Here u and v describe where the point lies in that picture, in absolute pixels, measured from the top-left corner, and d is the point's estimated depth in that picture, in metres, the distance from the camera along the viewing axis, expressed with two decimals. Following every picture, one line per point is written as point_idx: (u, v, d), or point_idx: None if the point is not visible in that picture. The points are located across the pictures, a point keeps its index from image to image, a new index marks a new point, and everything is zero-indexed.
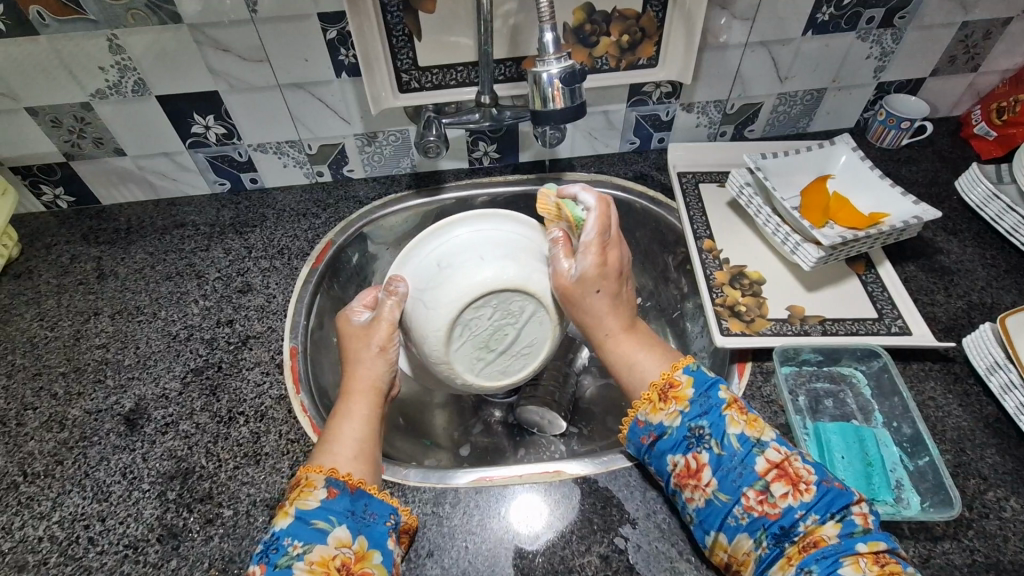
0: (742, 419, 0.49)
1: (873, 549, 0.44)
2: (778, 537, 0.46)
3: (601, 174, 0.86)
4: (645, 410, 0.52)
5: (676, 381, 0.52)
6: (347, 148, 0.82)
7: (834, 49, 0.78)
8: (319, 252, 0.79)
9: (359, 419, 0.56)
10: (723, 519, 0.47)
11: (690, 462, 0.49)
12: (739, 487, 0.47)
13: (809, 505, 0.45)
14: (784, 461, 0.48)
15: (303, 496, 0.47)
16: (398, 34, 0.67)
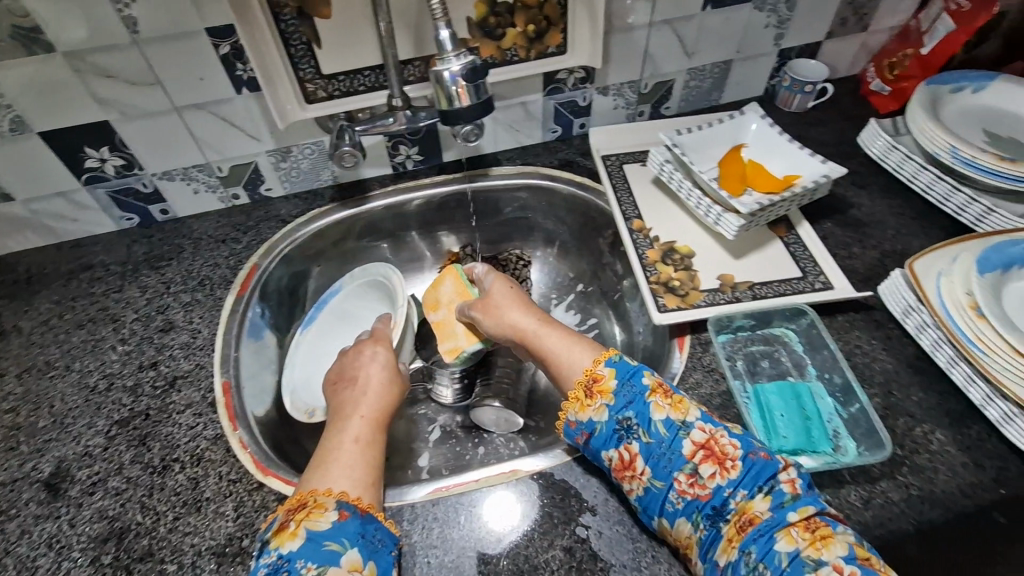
0: (665, 403, 0.51)
1: (803, 517, 0.44)
2: (712, 517, 0.46)
3: (527, 165, 0.86)
4: (575, 410, 0.54)
5: (600, 376, 0.54)
6: (261, 166, 0.78)
7: (734, 21, 0.80)
8: (244, 278, 0.75)
9: (364, 443, 0.54)
10: (663, 506, 0.48)
11: (624, 455, 0.51)
12: (670, 472, 0.48)
13: (736, 481, 0.46)
14: (709, 440, 0.49)
15: (313, 518, 0.46)
16: (296, 43, 0.64)
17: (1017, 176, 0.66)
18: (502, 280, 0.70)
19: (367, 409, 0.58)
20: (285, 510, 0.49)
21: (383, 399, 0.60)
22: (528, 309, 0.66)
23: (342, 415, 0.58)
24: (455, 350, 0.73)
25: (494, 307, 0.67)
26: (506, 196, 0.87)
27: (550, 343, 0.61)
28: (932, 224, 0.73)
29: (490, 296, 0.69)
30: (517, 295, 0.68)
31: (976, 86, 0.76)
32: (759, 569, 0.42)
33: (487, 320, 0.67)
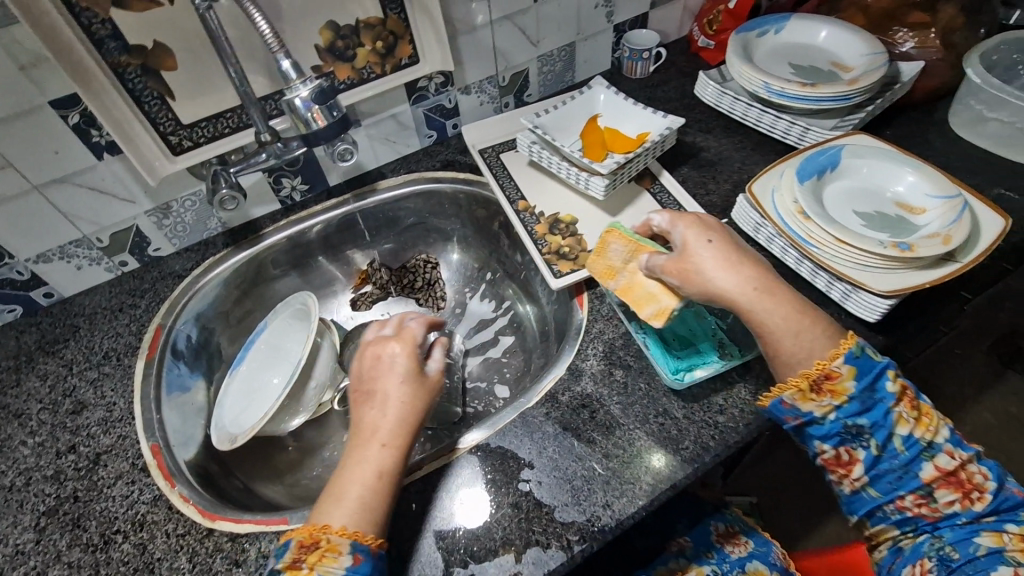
0: (914, 420, 0.53)
1: (1020, 531, 0.52)
2: (927, 532, 0.55)
3: (412, 173, 0.90)
4: (795, 395, 0.54)
5: (836, 372, 0.53)
6: (143, 228, 0.77)
7: (565, 7, 0.88)
8: (150, 341, 0.74)
9: (369, 473, 0.53)
10: (872, 510, 0.56)
11: (841, 454, 0.55)
12: (894, 490, 0.54)
13: (975, 512, 0.53)
14: (957, 468, 0.53)
15: (328, 562, 0.48)
16: (148, 99, 0.65)
17: (819, 97, 0.77)
18: (710, 231, 0.58)
19: (386, 433, 0.55)
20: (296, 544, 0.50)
21: (395, 418, 0.56)
22: (750, 261, 0.57)
23: (357, 440, 0.56)
24: (663, 312, 0.59)
25: (694, 258, 0.56)
26: (398, 206, 0.90)
27: (772, 336, 0.54)
28: (767, 151, 0.84)
29: (689, 254, 0.57)
30: (724, 247, 0.57)
31: (777, 27, 0.88)
32: (945, 548, 0.53)
33: (684, 286, 0.56)
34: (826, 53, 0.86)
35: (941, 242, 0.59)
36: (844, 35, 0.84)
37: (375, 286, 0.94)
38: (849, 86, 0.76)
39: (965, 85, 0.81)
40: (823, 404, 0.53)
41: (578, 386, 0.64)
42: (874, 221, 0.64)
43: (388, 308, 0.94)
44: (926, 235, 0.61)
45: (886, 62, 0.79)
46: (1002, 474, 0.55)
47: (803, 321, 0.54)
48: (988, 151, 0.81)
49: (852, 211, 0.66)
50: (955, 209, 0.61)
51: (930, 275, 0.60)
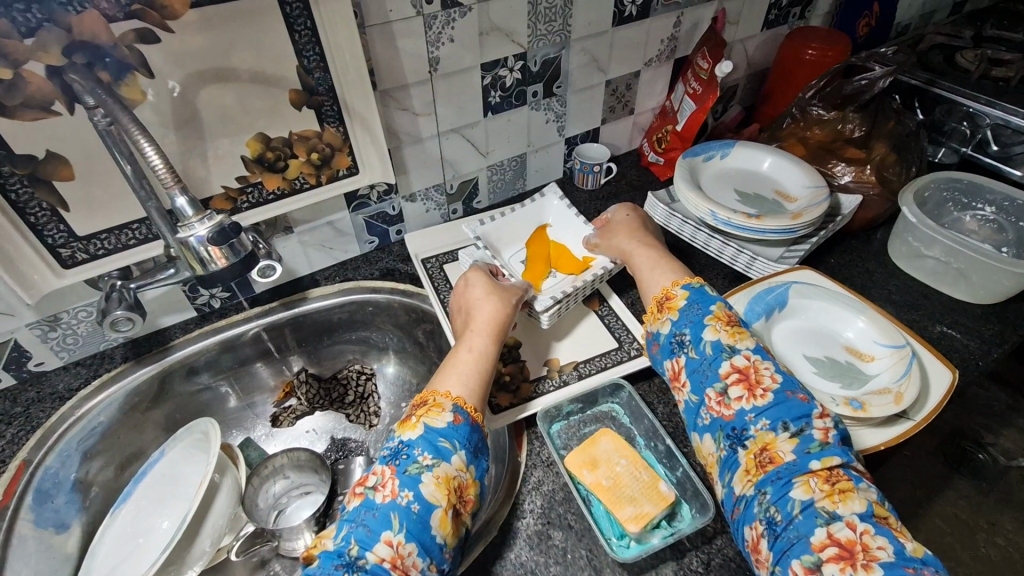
0: (722, 329, 0.56)
1: (827, 466, 0.46)
2: (732, 439, 0.50)
3: (348, 281, 0.84)
4: (651, 322, 0.62)
5: (673, 295, 0.61)
6: (23, 342, 0.67)
7: (516, 122, 0.87)
8: (9, 483, 0.62)
9: (478, 352, 0.60)
10: (697, 419, 0.54)
11: (674, 367, 0.58)
12: (705, 388, 0.54)
13: (762, 410, 0.50)
14: (749, 367, 0.53)
15: (433, 414, 0.52)
16: (35, 211, 0.57)
17: (764, 229, 0.76)
18: (632, 211, 0.77)
19: (481, 327, 0.63)
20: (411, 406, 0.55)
21: (499, 307, 0.65)
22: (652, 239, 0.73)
23: (467, 333, 0.63)
24: (642, 518, 0.54)
25: (613, 224, 0.76)
26: (332, 315, 0.83)
27: (635, 260, 0.70)
28: (716, 275, 0.83)
29: (610, 221, 0.77)
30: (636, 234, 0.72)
31: (722, 153, 0.90)
32: (770, 509, 0.46)
33: (602, 246, 0.75)
34: (770, 180, 0.87)
35: (893, 400, 0.56)
36: (786, 166, 0.86)
37: (300, 401, 0.85)
38: (793, 220, 0.76)
39: (901, 221, 0.83)
40: (662, 320, 0.61)
41: (511, 552, 0.55)
42: (824, 368, 0.61)
43: (314, 424, 0.85)
44: (875, 389, 0.58)
45: (827, 197, 0.80)
46: (803, 391, 0.52)
47: (674, 262, 0.67)
48: (927, 285, 0.82)
49: (802, 355, 0.63)
50: (904, 361, 0.59)
51: (883, 434, 0.56)
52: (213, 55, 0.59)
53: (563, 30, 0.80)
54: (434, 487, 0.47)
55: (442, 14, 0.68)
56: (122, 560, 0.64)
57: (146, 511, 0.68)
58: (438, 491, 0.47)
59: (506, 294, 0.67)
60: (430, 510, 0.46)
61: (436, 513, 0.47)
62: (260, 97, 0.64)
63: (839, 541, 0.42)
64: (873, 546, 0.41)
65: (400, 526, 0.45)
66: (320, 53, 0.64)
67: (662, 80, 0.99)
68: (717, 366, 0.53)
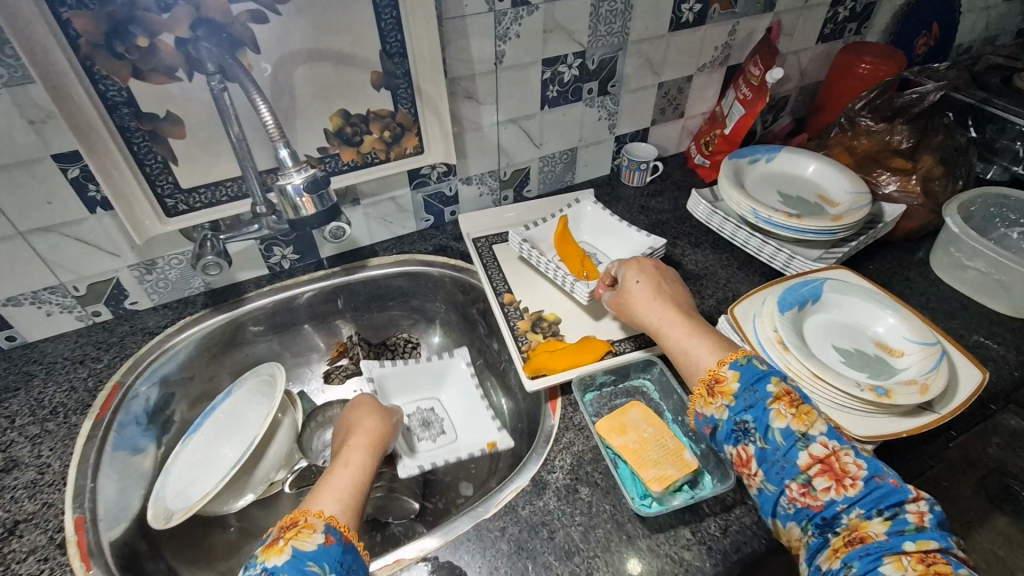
0: (790, 413, 0.51)
1: (923, 548, 0.43)
2: (822, 527, 0.47)
3: (404, 254, 0.91)
4: (699, 404, 0.56)
5: (722, 376, 0.55)
6: (124, 281, 0.77)
7: (570, 117, 0.93)
8: (104, 400, 0.70)
9: (354, 468, 0.58)
10: (776, 508, 0.50)
11: (740, 453, 0.53)
12: (783, 479, 0.50)
13: (852, 498, 0.46)
14: (829, 455, 0.49)
15: (302, 537, 0.48)
16: (150, 162, 0.66)
17: (804, 228, 0.79)
18: (641, 274, 0.69)
19: (357, 442, 0.62)
20: (279, 527, 0.50)
21: (379, 426, 0.65)
22: (675, 304, 0.65)
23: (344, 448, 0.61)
24: (665, 479, 0.58)
25: (630, 291, 0.68)
26: (387, 284, 0.90)
27: (664, 339, 0.63)
28: (754, 273, 0.85)
29: (623, 293, 0.69)
30: (649, 288, 0.68)
31: (768, 156, 0.93)
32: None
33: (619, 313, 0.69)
34: (814, 185, 0.89)
35: (918, 391, 0.58)
36: (831, 172, 0.88)
37: (351, 360, 0.92)
38: (834, 222, 0.79)
39: (945, 232, 0.84)
40: (716, 406, 0.55)
41: (540, 500, 0.60)
42: (853, 358, 0.64)
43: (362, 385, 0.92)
44: (903, 380, 0.60)
45: (869, 203, 0.82)
46: (891, 471, 0.48)
47: (705, 337, 0.60)
48: (968, 297, 0.83)
49: (833, 346, 0.65)
50: (933, 356, 0.61)
51: (907, 422, 0.59)
52: (311, 36, 0.66)
53: (621, 32, 0.85)
54: None
55: (511, 11, 0.75)
56: (190, 480, 0.71)
57: (213, 440, 0.75)
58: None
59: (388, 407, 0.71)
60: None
61: None
62: (345, 77, 0.71)
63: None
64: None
65: None
66: (401, 41, 0.71)
67: (713, 87, 1.03)
68: (796, 459, 0.49)
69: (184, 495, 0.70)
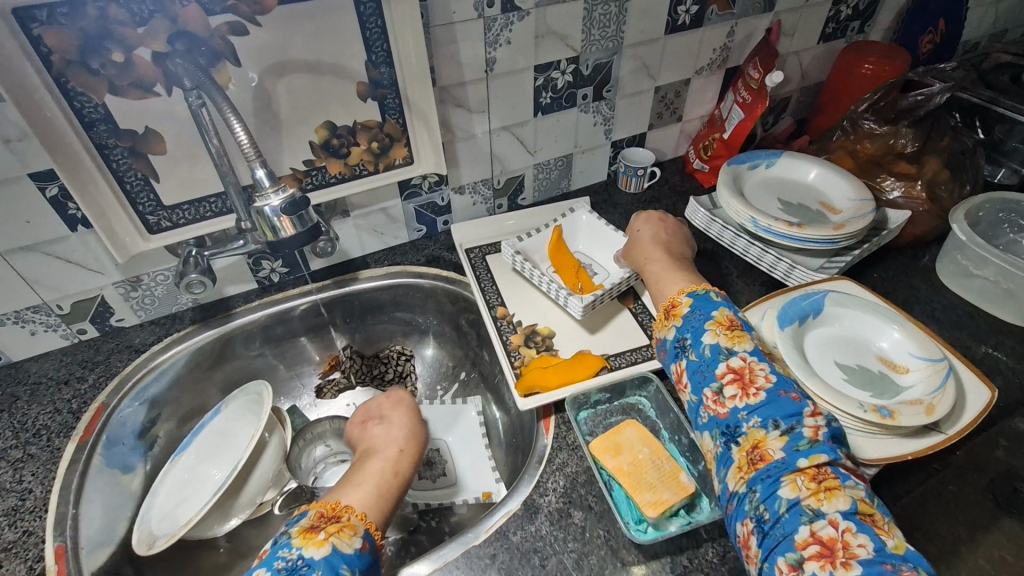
0: (722, 332, 0.56)
1: (814, 464, 0.46)
2: (728, 436, 0.51)
3: (396, 265, 0.89)
4: (659, 328, 0.63)
5: (678, 303, 0.62)
6: (109, 298, 0.75)
7: (565, 123, 0.90)
8: (88, 422, 0.69)
9: (387, 466, 0.60)
10: (697, 417, 0.55)
11: (678, 369, 0.59)
12: (703, 389, 0.55)
13: (754, 408, 0.51)
14: (745, 367, 0.53)
15: (342, 536, 0.49)
16: (131, 179, 0.65)
17: (805, 238, 0.77)
18: (650, 228, 0.77)
19: (393, 446, 0.63)
20: (312, 515, 0.51)
21: (409, 422, 0.67)
22: (669, 254, 0.73)
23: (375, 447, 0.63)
24: (661, 504, 0.56)
25: (633, 241, 0.77)
26: (379, 296, 0.88)
27: (648, 274, 0.71)
28: (754, 282, 0.83)
29: (632, 241, 0.77)
30: (653, 238, 0.75)
31: (768, 161, 0.90)
32: (760, 506, 0.47)
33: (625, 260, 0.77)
34: (815, 192, 0.87)
35: (924, 411, 0.56)
36: (833, 177, 0.86)
37: (343, 375, 0.90)
38: (835, 230, 0.76)
39: (951, 238, 0.81)
40: (667, 327, 0.61)
41: (532, 525, 0.58)
42: (856, 376, 0.62)
43: (355, 399, 0.90)
44: (908, 400, 0.58)
45: (872, 211, 0.80)
46: (797, 391, 0.52)
47: (684, 276, 0.67)
48: (975, 305, 0.80)
49: (835, 362, 0.63)
50: (939, 373, 0.59)
51: (912, 443, 0.57)
52: (294, 47, 0.65)
53: (616, 36, 0.83)
54: None
55: (501, 17, 0.73)
56: (176, 503, 0.70)
57: (201, 461, 0.74)
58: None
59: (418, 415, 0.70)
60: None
61: None
62: (330, 88, 0.69)
63: (821, 538, 0.43)
64: (854, 544, 0.42)
65: None
66: (388, 50, 0.69)
67: (712, 89, 1.00)
68: (714, 367, 0.54)
69: (169, 519, 0.68)
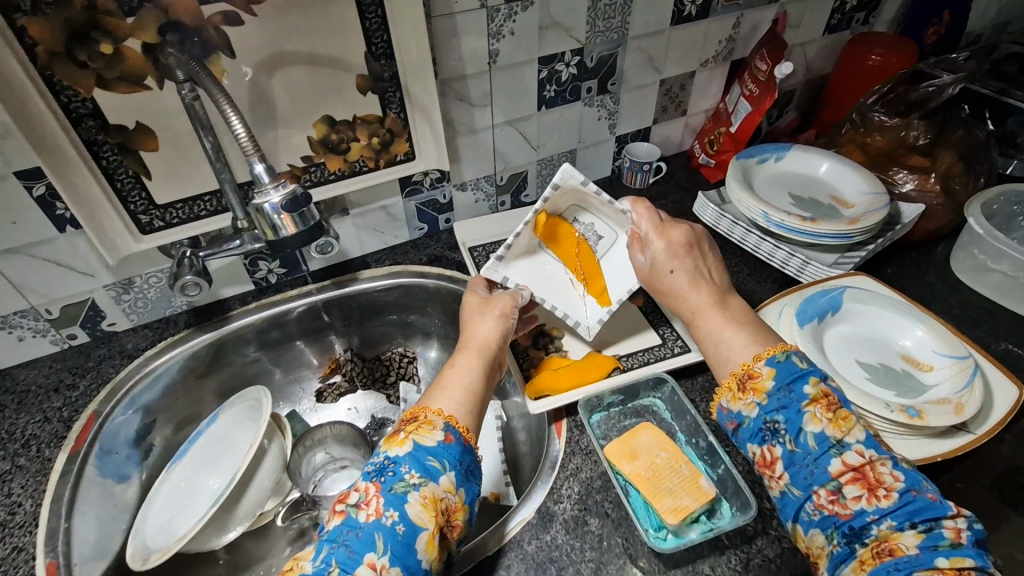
0: (826, 416, 0.48)
1: (956, 566, 0.41)
2: (849, 536, 0.45)
3: (397, 265, 0.86)
4: (725, 397, 0.54)
5: (756, 372, 0.52)
6: (100, 302, 0.72)
7: (569, 117, 0.88)
8: (80, 431, 0.66)
9: (462, 369, 0.58)
10: (797, 512, 0.48)
11: (765, 453, 0.50)
12: (810, 484, 0.47)
13: (886, 510, 0.44)
14: (864, 464, 0.46)
15: (422, 432, 0.50)
16: (122, 178, 0.62)
17: (819, 233, 0.75)
18: (675, 233, 0.63)
19: (475, 345, 0.60)
20: (401, 420, 0.53)
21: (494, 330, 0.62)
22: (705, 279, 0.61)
23: (460, 349, 0.61)
24: (681, 511, 0.54)
25: (660, 276, 0.63)
26: (380, 297, 0.86)
27: (697, 331, 0.60)
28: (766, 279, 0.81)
29: (650, 251, 0.63)
30: (679, 248, 0.62)
31: (776, 155, 0.88)
32: None
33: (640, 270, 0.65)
34: (827, 186, 0.85)
35: (952, 411, 0.54)
36: (844, 171, 0.84)
37: (344, 378, 0.88)
38: (850, 225, 0.74)
39: (967, 232, 0.80)
40: (747, 403, 0.52)
41: (547, 534, 0.56)
42: (878, 375, 0.60)
43: (356, 403, 0.88)
44: (935, 399, 0.56)
45: (887, 204, 0.78)
46: (927, 484, 0.45)
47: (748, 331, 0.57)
48: (993, 301, 0.78)
49: (856, 361, 0.61)
50: (965, 372, 0.57)
51: (941, 444, 0.55)
52: (290, 39, 0.62)
53: (621, 27, 0.81)
54: (419, 508, 0.46)
55: (504, 7, 0.70)
56: (170, 517, 0.67)
57: (197, 472, 0.71)
58: (425, 512, 0.46)
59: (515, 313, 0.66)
60: (417, 531, 0.45)
61: (422, 535, 0.45)
62: (328, 81, 0.67)
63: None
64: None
65: (384, 548, 0.44)
66: (388, 41, 0.67)
67: (717, 82, 0.98)
68: (827, 464, 0.46)
69: (163, 534, 0.65)
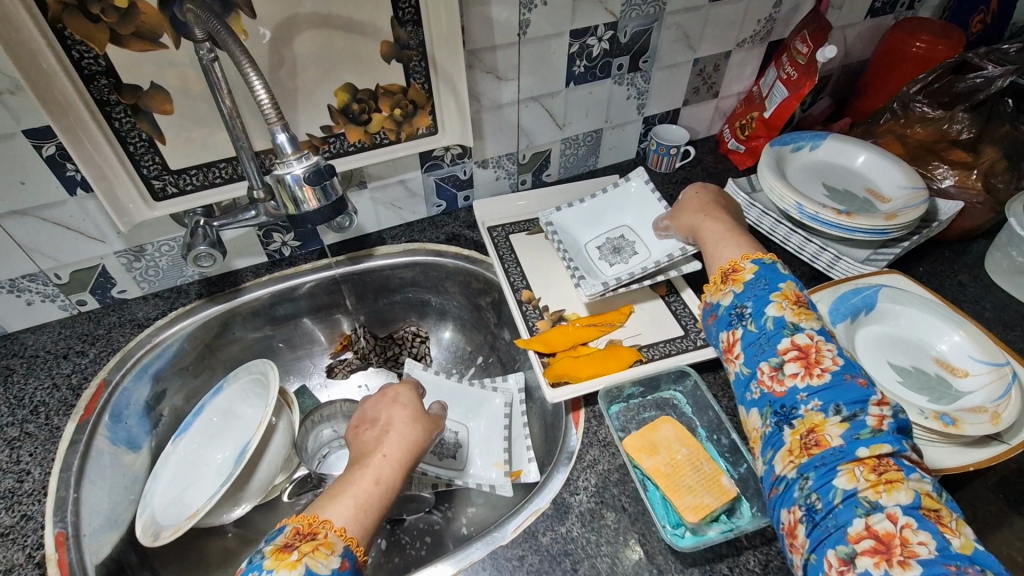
0: (788, 306, 0.51)
1: (875, 455, 0.43)
2: (781, 416, 0.48)
3: (413, 242, 0.84)
4: (710, 292, 0.58)
5: (741, 267, 0.57)
6: (110, 268, 0.70)
7: (597, 95, 0.84)
8: (89, 400, 0.65)
9: (384, 487, 0.52)
10: (745, 393, 0.51)
11: (729, 338, 0.54)
12: (758, 361, 0.51)
13: (814, 389, 0.47)
14: (810, 346, 0.49)
15: (319, 556, 0.45)
16: (134, 140, 0.60)
17: (854, 227, 0.72)
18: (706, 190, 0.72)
19: (389, 448, 0.55)
20: (289, 529, 0.47)
21: (420, 437, 0.57)
22: (722, 217, 0.67)
23: (372, 451, 0.55)
24: (702, 509, 0.52)
25: (684, 204, 0.72)
26: (395, 275, 0.84)
27: (704, 236, 0.66)
28: (794, 273, 0.78)
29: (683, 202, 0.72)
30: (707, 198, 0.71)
31: (812, 144, 0.85)
32: (811, 496, 0.43)
33: (673, 224, 0.72)
34: (863, 178, 0.82)
35: (988, 421, 0.52)
36: (882, 163, 0.81)
37: (356, 355, 0.85)
38: (887, 220, 0.71)
39: (1006, 233, 0.76)
40: (724, 292, 0.57)
41: (562, 526, 0.55)
42: (911, 379, 0.58)
43: (367, 380, 0.86)
44: (968, 408, 0.54)
45: (926, 200, 0.75)
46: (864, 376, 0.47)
47: (742, 243, 0.62)
48: None
49: (888, 364, 0.59)
50: (1003, 381, 0.54)
51: (973, 454, 0.53)
52: (311, 2, 0.59)
53: (658, 1, 0.76)
54: None
55: None
56: (179, 489, 0.67)
57: (204, 445, 0.70)
58: None
59: (427, 421, 0.59)
60: None
61: None
62: (350, 47, 0.63)
63: (877, 533, 0.40)
64: (913, 542, 0.39)
65: None
66: (415, 6, 0.63)
67: (752, 64, 0.94)
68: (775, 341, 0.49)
69: (174, 506, 0.65)
